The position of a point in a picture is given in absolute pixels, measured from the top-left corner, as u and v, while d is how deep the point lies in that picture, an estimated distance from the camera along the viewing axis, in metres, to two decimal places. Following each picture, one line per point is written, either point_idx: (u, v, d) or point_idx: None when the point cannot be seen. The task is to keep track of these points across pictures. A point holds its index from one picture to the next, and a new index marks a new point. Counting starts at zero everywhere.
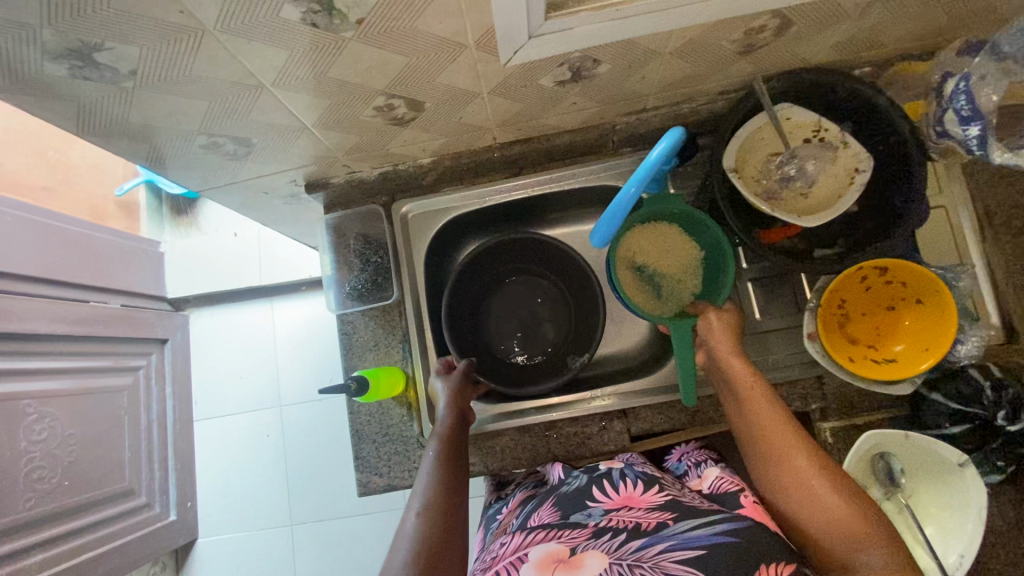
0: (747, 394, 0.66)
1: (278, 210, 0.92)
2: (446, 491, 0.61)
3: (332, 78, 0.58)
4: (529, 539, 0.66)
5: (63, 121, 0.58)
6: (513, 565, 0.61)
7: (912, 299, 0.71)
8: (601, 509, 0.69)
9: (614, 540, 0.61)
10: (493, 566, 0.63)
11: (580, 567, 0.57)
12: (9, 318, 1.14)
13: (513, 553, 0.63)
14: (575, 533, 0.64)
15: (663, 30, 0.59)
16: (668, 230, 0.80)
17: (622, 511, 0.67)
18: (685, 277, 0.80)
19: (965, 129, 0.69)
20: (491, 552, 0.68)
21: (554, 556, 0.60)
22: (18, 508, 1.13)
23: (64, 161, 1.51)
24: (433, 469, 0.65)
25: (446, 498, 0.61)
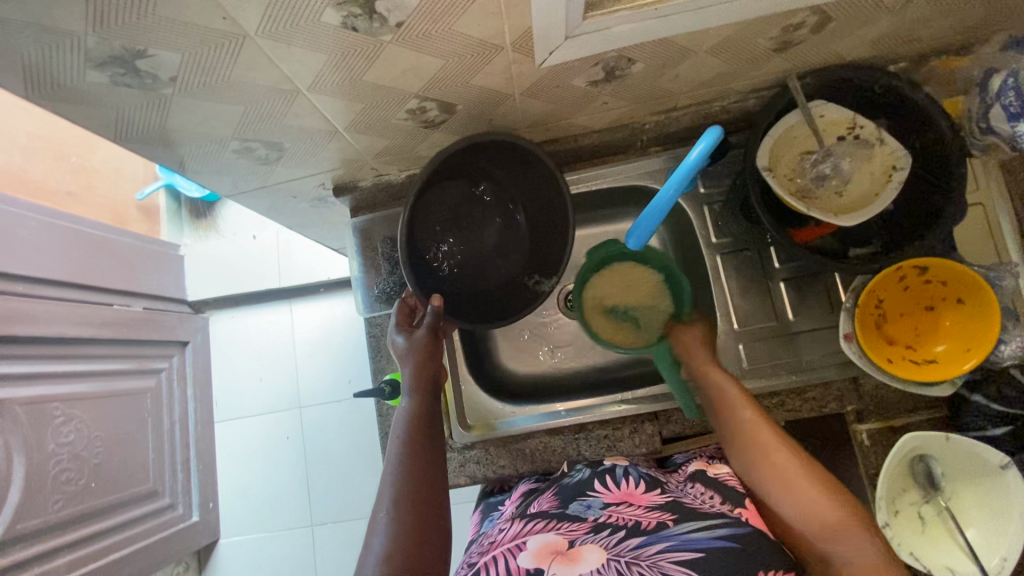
0: (725, 401, 0.73)
1: (304, 214, 0.92)
2: (412, 484, 0.64)
3: (367, 82, 0.58)
4: (526, 530, 0.66)
5: (101, 128, 0.58)
6: (510, 554, 0.61)
7: (953, 299, 0.70)
8: (601, 501, 0.68)
9: (613, 536, 0.61)
10: (490, 551, 0.64)
11: (578, 561, 0.57)
12: (37, 322, 1.15)
13: (511, 541, 0.64)
14: (574, 526, 0.64)
15: (700, 28, 0.58)
16: (628, 270, 0.90)
17: (622, 506, 0.67)
18: (655, 301, 0.89)
19: (1014, 126, 0.66)
20: (488, 537, 0.68)
21: (552, 548, 0.60)
22: (47, 510, 1.14)
23: (86, 166, 1.52)
24: (400, 456, 0.68)
25: (414, 490, 0.64)
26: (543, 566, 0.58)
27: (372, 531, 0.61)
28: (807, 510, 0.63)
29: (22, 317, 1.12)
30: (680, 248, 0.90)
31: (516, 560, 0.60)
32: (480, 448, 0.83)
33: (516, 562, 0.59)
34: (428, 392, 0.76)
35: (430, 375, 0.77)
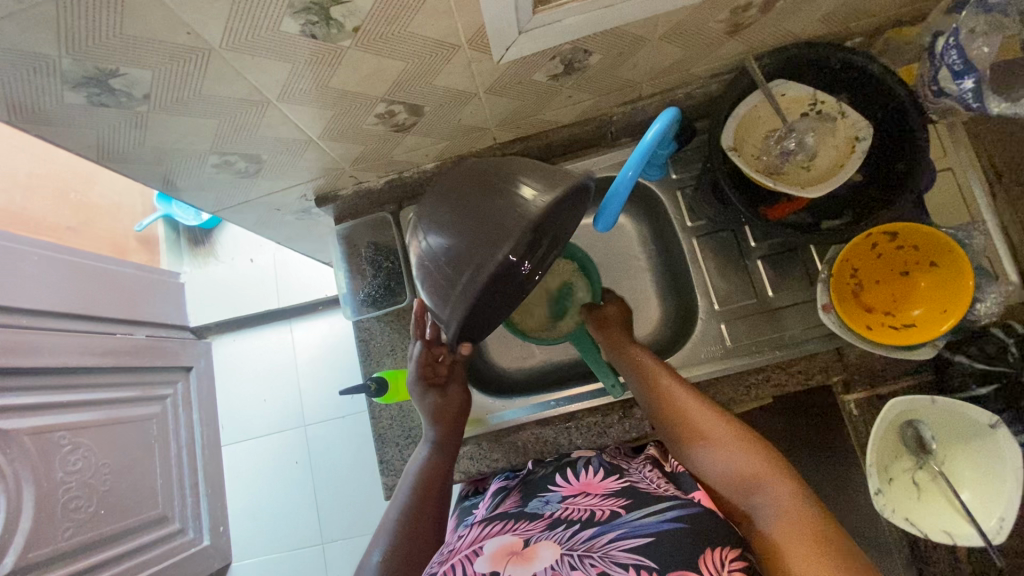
0: (651, 373, 0.73)
1: (290, 226, 0.95)
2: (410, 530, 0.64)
3: (334, 88, 0.60)
4: (485, 533, 0.65)
5: (84, 148, 0.61)
6: (467, 560, 0.59)
7: (926, 263, 0.71)
8: (559, 496, 0.68)
9: (568, 530, 0.60)
10: (448, 559, 0.61)
11: (533, 559, 0.56)
12: (41, 352, 1.18)
13: (469, 547, 0.62)
14: (531, 524, 0.63)
15: (649, 16, 0.60)
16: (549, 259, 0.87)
17: (579, 497, 0.66)
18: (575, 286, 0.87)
19: (959, 84, 0.68)
20: (447, 545, 0.64)
21: (509, 549, 0.59)
22: (57, 539, 1.15)
23: (84, 201, 1.57)
24: (404, 501, 0.67)
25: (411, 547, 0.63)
26: (499, 567, 0.57)
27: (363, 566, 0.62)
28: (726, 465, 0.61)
29: (27, 347, 1.14)
30: (659, 234, 0.92)
31: (471, 565, 0.58)
32: (472, 443, 0.84)
33: (474, 568, 0.57)
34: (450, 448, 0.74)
35: (450, 428, 0.75)
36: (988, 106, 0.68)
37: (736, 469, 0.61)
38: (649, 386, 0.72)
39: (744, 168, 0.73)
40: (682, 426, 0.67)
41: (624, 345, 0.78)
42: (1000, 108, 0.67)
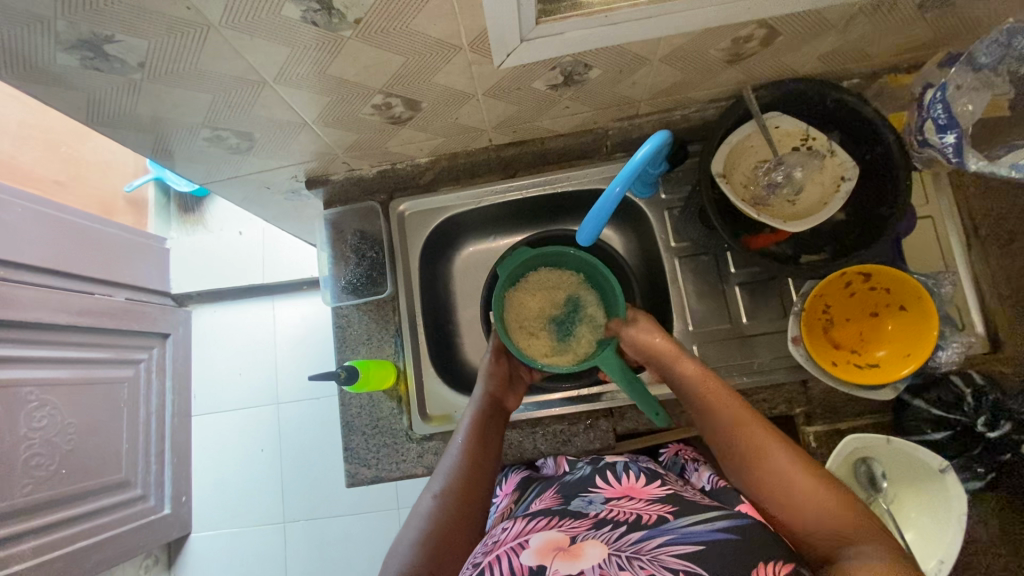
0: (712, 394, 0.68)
1: (279, 205, 0.95)
2: (466, 481, 0.66)
3: (332, 76, 0.60)
4: (529, 528, 0.63)
5: (73, 111, 0.61)
6: (513, 552, 0.58)
7: (896, 305, 0.72)
8: (602, 497, 0.68)
9: (614, 531, 0.59)
10: (494, 550, 0.60)
11: (580, 556, 0.54)
12: (14, 306, 1.17)
13: (515, 540, 0.61)
14: (575, 522, 0.62)
15: (652, 37, 0.61)
16: (550, 278, 0.92)
17: (623, 501, 0.67)
18: (585, 299, 0.91)
19: (942, 137, 0.69)
20: (492, 537, 0.64)
21: (555, 545, 0.57)
22: (16, 494, 1.16)
23: (75, 157, 1.54)
24: (460, 453, 0.70)
25: (457, 504, 0.64)
26: (545, 562, 0.55)
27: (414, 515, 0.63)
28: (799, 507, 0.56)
29: None
30: (644, 252, 0.93)
31: (517, 558, 0.56)
32: (439, 439, 0.84)
33: (520, 560, 0.56)
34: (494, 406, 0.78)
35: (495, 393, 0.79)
36: (967, 163, 0.69)
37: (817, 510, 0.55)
38: (709, 409, 0.68)
39: (731, 196, 0.73)
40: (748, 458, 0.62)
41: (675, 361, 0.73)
42: (977, 166, 0.68)
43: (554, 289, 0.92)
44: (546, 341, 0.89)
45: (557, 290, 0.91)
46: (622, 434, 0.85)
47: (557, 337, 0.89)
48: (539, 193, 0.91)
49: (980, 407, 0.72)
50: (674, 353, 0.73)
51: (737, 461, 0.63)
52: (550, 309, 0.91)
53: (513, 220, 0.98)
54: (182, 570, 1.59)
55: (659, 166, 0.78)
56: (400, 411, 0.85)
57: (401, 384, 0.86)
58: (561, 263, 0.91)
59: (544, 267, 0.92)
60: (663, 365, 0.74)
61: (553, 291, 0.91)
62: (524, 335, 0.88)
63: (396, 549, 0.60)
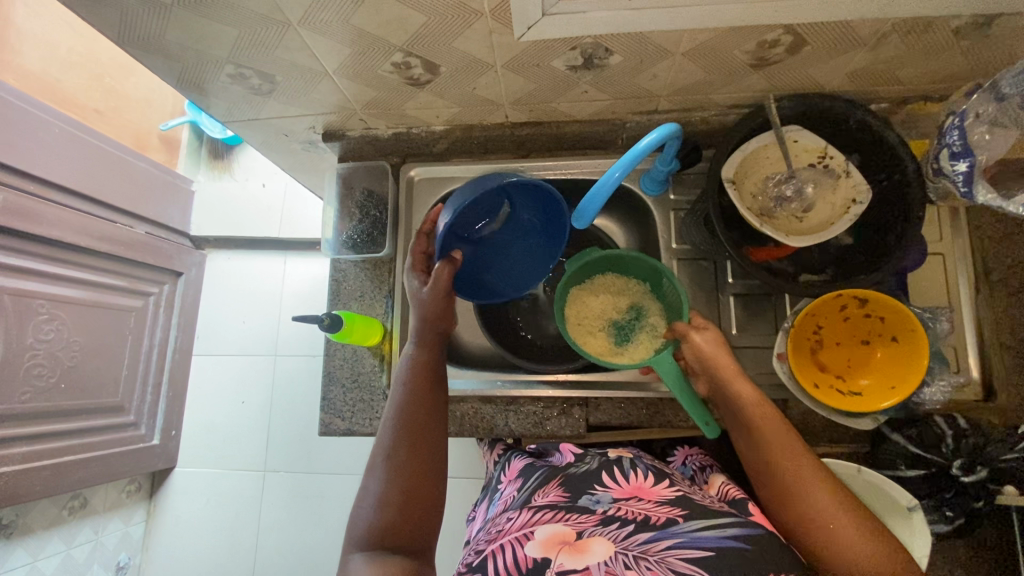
0: (752, 412, 0.66)
1: (296, 154, 0.97)
2: (412, 433, 0.64)
3: (354, 26, 0.61)
4: (534, 519, 0.63)
5: (106, 28, 0.63)
6: (518, 542, 0.58)
7: (888, 336, 0.71)
8: (610, 496, 0.66)
9: (621, 530, 0.58)
10: (497, 539, 0.61)
11: (585, 552, 0.55)
12: (39, 222, 1.22)
13: (520, 530, 0.61)
14: (582, 517, 0.62)
15: (675, 30, 0.60)
16: (612, 281, 0.87)
17: (632, 501, 0.65)
18: (648, 307, 0.85)
19: (954, 164, 0.69)
20: (498, 525, 0.66)
21: (561, 538, 0.57)
22: (15, 399, 1.21)
23: (117, 88, 1.59)
24: (405, 401, 0.66)
25: (413, 461, 0.62)
26: (550, 555, 0.55)
27: (370, 474, 0.62)
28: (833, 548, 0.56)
29: (28, 214, 1.20)
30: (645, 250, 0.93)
31: (522, 549, 0.57)
32: None
33: (524, 551, 0.57)
34: (437, 343, 0.72)
35: (438, 324, 0.72)
36: (976, 194, 0.68)
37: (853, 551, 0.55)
38: (751, 427, 0.66)
39: (737, 205, 0.72)
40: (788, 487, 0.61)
41: (730, 376, 0.69)
42: (987, 199, 0.67)
43: (618, 295, 0.86)
44: (604, 342, 0.83)
45: (621, 296, 0.86)
46: (595, 424, 0.85)
47: (615, 340, 0.83)
48: (549, 176, 0.91)
49: (958, 449, 0.70)
50: (732, 370, 0.69)
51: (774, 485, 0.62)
52: (612, 310, 0.85)
53: None
54: (162, 500, 1.64)
55: (671, 163, 0.78)
56: (380, 368, 0.87)
57: (386, 343, 0.88)
58: (627, 270, 0.86)
59: (613, 272, 0.87)
60: (719, 380, 0.69)
61: (617, 296, 0.86)
62: (582, 331, 0.83)
63: (362, 506, 0.60)
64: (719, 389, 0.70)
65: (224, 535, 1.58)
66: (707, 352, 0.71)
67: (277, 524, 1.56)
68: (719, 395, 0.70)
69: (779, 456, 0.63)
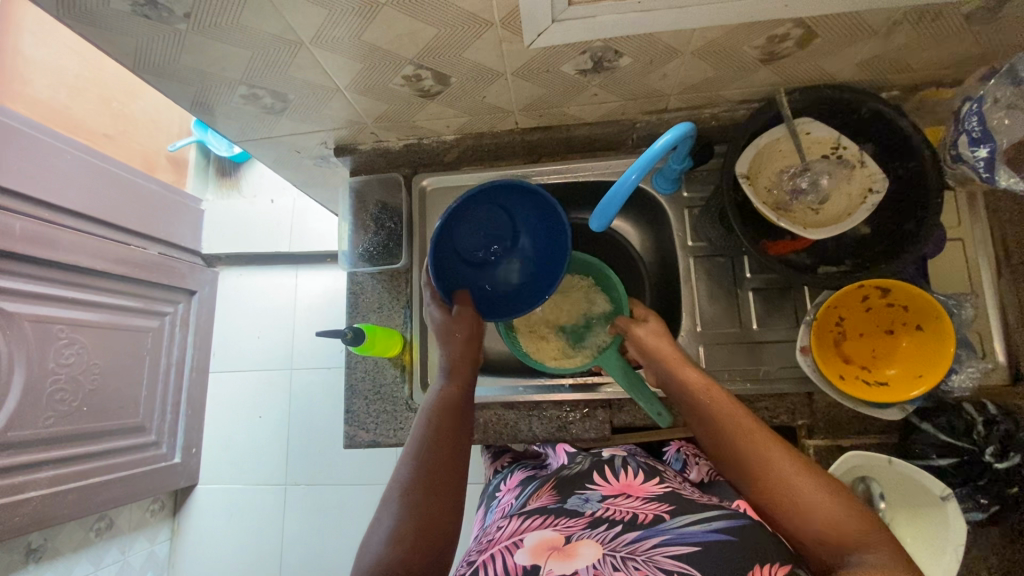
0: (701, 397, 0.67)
1: (308, 170, 0.97)
2: (432, 467, 0.63)
3: (366, 41, 0.62)
4: (525, 526, 0.63)
5: (121, 55, 0.64)
6: (507, 551, 0.58)
7: (913, 324, 0.71)
8: (599, 495, 0.67)
9: (609, 532, 0.58)
10: (488, 549, 0.60)
11: (573, 556, 0.54)
12: (55, 248, 1.24)
13: (510, 538, 0.61)
14: (571, 521, 0.61)
15: (685, 29, 0.60)
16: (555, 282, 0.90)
17: (620, 499, 0.65)
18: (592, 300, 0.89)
19: (975, 151, 0.71)
20: (488, 535, 0.66)
21: (550, 544, 0.57)
22: (39, 424, 1.22)
23: (125, 112, 1.61)
24: (425, 439, 0.66)
25: (427, 497, 0.60)
26: (539, 562, 0.55)
27: (384, 508, 0.61)
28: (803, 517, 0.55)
29: (44, 240, 1.21)
30: (660, 249, 0.93)
31: (511, 557, 0.56)
32: None
33: (514, 560, 0.56)
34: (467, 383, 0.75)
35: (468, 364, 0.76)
36: (998, 178, 0.70)
37: (823, 519, 0.54)
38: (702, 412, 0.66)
39: (753, 199, 0.72)
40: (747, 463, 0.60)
41: (674, 364, 0.71)
42: (1009, 182, 0.69)
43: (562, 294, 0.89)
44: (555, 345, 0.87)
45: (565, 295, 0.89)
46: (619, 426, 0.85)
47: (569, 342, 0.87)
48: (560, 180, 0.91)
49: (989, 435, 0.69)
50: (676, 359, 0.72)
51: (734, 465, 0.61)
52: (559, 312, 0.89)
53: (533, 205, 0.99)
54: (185, 518, 1.65)
55: (684, 162, 0.78)
56: (401, 379, 0.87)
57: (407, 354, 0.88)
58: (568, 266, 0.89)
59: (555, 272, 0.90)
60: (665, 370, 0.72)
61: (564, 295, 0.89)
62: (533, 337, 0.87)
63: (370, 539, 0.58)
64: (668, 380, 0.72)
65: (249, 550, 1.59)
66: (651, 345, 0.75)
67: (300, 538, 1.56)
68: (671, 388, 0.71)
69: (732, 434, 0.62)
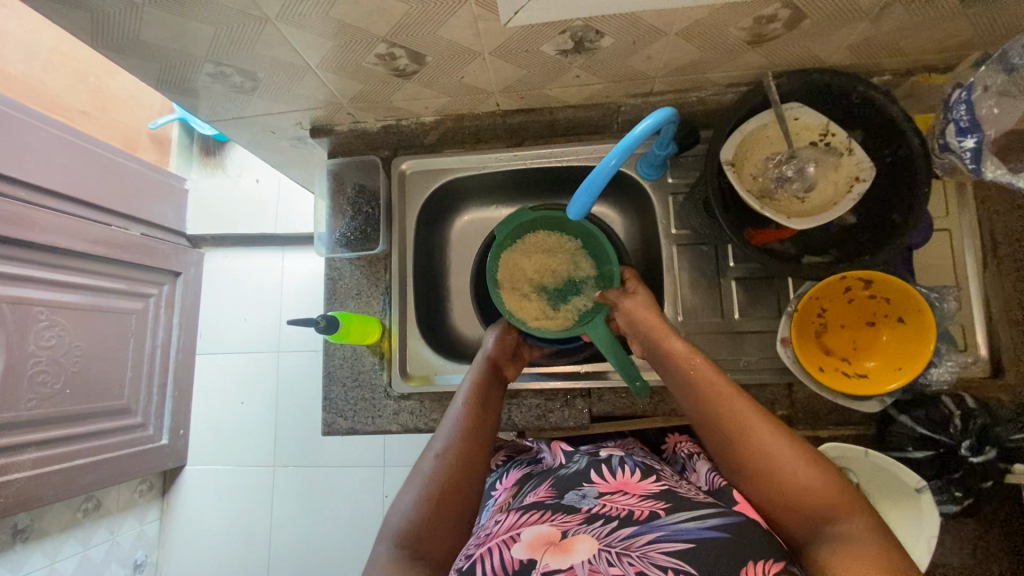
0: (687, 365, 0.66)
1: (286, 151, 0.95)
2: (463, 450, 0.64)
3: (334, 18, 0.59)
4: (521, 521, 0.61)
5: (79, 30, 0.61)
6: (505, 545, 0.56)
7: (895, 317, 0.70)
8: (596, 491, 0.65)
9: (605, 528, 0.57)
10: (485, 542, 0.59)
11: (570, 551, 0.53)
12: (32, 229, 1.22)
13: (507, 532, 0.59)
14: (568, 517, 0.60)
15: (667, 8, 0.58)
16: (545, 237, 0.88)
17: (617, 496, 0.63)
18: (579, 264, 0.87)
19: (961, 141, 0.68)
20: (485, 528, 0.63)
21: (546, 539, 0.56)
22: (21, 406, 1.22)
23: (103, 88, 1.56)
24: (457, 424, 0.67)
25: (453, 472, 0.62)
26: (536, 557, 0.54)
27: (407, 486, 0.62)
28: (789, 495, 0.55)
29: (20, 220, 1.19)
30: (645, 236, 0.92)
31: (509, 551, 0.55)
32: (416, 400, 0.85)
33: (510, 554, 0.55)
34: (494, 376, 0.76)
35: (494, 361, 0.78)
36: (984, 170, 0.67)
37: (810, 492, 0.54)
38: (688, 383, 0.65)
39: (737, 187, 0.70)
40: (733, 437, 0.59)
41: (659, 334, 0.71)
42: (995, 174, 0.66)
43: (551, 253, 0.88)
44: (538, 306, 0.86)
45: (554, 254, 0.88)
46: (598, 415, 0.84)
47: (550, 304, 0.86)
48: (544, 164, 0.89)
49: (966, 430, 0.69)
50: (662, 328, 0.71)
51: (720, 438, 0.61)
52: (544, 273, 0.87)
53: (517, 190, 0.96)
54: (175, 498, 1.66)
55: (670, 148, 0.76)
56: (380, 366, 0.86)
57: (385, 341, 0.87)
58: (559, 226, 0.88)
59: (544, 229, 0.89)
60: (650, 340, 0.71)
61: (549, 255, 0.88)
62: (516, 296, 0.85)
63: (395, 510, 0.60)
64: (651, 347, 0.71)
65: (238, 530, 1.60)
66: (639, 314, 0.74)
67: (289, 518, 1.58)
68: (655, 357, 0.71)
69: (717, 408, 0.61)
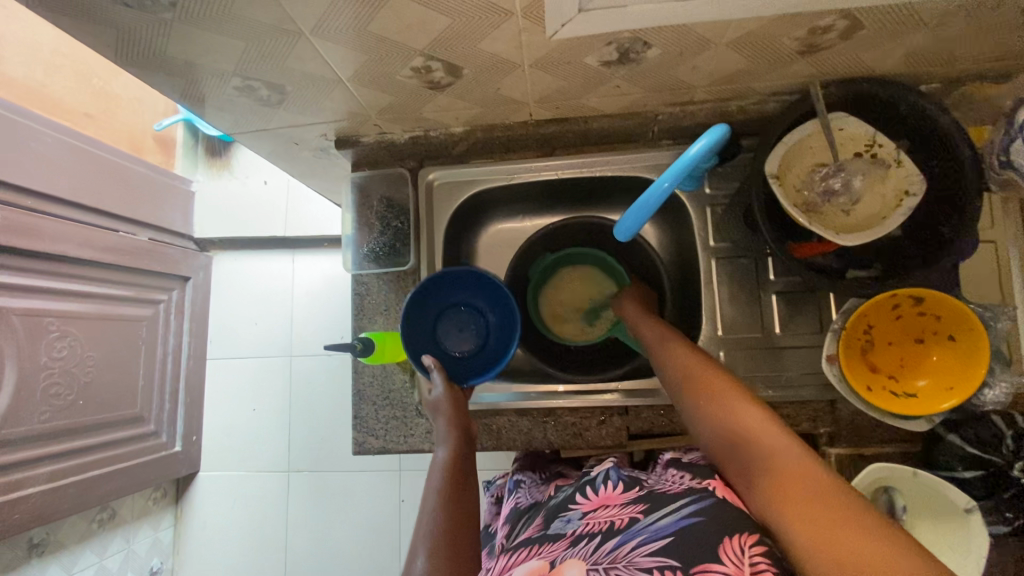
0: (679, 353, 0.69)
1: (307, 161, 0.92)
2: (455, 532, 0.57)
3: (372, 32, 0.56)
4: (513, 561, 0.61)
5: (102, 45, 0.58)
6: None
7: (945, 334, 0.69)
8: (580, 513, 0.63)
9: (590, 545, 0.54)
10: None
11: None
12: (40, 238, 1.19)
13: None
14: (555, 545, 0.58)
15: (723, 20, 0.55)
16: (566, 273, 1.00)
17: (600, 511, 0.61)
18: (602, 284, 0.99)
19: None
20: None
21: None
22: (34, 420, 1.20)
23: (105, 89, 1.52)
24: (438, 502, 0.60)
25: (450, 562, 0.54)
26: None
27: None
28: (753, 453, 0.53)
29: (27, 230, 1.15)
30: (678, 247, 0.90)
31: None
32: None
33: None
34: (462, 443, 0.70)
35: (461, 426, 0.72)
36: None
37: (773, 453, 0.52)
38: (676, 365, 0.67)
39: (782, 200, 0.68)
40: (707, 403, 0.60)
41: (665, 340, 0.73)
42: None
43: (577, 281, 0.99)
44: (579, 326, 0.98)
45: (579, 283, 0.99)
46: (635, 432, 0.83)
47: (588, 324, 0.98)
48: (576, 174, 0.87)
49: (1017, 451, 0.69)
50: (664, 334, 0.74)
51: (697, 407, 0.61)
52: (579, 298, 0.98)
53: (545, 199, 0.94)
54: (189, 505, 1.65)
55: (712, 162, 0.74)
56: (411, 384, 0.84)
57: None
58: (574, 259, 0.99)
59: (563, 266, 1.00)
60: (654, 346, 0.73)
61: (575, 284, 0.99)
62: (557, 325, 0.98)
63: None
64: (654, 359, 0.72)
65: (254, 535, 1.59)
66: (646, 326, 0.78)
67: (306, 524, 1.57)
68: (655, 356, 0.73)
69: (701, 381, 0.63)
